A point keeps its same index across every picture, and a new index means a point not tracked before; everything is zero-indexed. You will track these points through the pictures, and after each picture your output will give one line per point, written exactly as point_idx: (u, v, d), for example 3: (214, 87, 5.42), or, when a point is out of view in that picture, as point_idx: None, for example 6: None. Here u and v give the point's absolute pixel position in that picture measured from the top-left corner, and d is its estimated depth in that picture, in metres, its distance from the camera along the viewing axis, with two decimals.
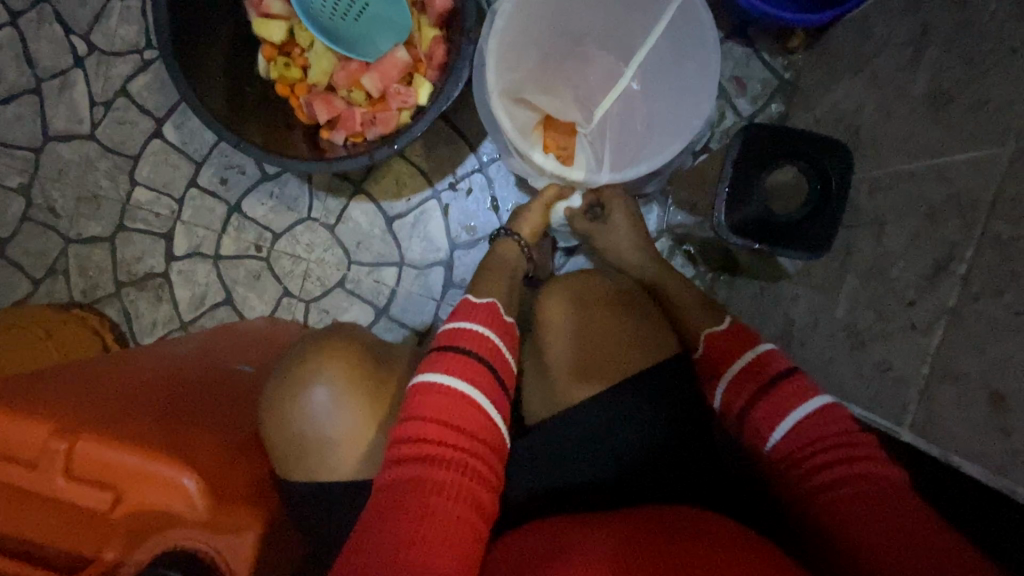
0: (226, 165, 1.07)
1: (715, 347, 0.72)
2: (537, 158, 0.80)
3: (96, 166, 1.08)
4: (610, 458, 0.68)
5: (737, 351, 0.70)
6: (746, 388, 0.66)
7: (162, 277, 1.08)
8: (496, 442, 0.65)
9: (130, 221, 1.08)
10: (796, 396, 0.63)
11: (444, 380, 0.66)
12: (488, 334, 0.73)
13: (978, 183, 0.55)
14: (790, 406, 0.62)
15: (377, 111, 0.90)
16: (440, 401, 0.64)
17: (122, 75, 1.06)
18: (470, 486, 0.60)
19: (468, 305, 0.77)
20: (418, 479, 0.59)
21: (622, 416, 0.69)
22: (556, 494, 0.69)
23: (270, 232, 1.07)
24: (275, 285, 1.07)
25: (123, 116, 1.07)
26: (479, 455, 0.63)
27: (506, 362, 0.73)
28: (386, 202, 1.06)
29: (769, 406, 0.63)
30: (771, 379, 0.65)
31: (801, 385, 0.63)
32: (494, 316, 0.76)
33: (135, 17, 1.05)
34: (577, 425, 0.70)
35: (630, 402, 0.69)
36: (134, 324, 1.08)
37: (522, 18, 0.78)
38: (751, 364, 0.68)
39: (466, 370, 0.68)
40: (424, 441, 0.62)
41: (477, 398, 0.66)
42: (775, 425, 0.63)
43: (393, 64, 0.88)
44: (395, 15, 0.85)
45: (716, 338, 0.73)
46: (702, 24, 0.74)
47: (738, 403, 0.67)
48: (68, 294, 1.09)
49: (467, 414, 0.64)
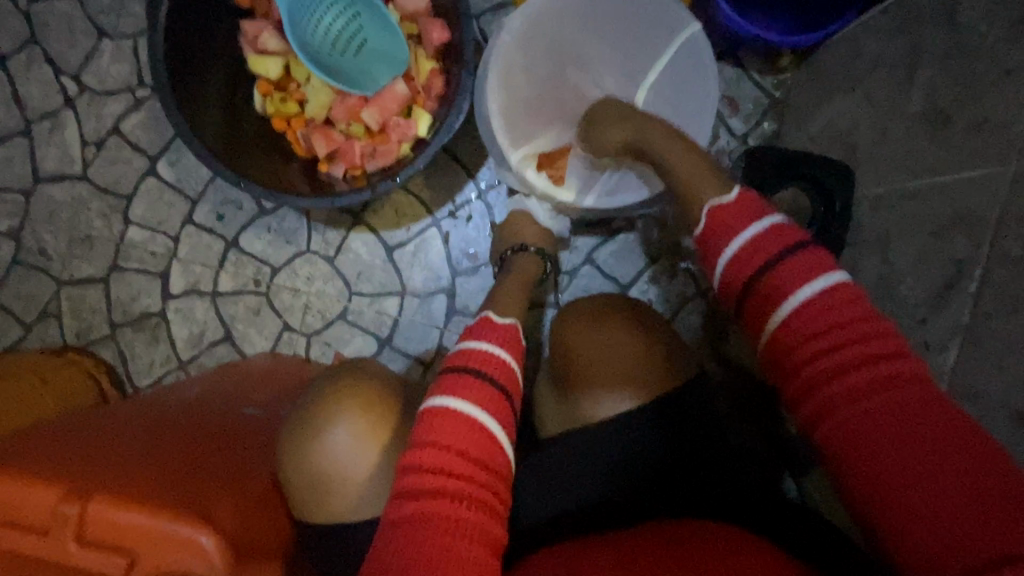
0: (222, 201, 1.06)
1: (717, 224, 0.61)
2: (529, 175, 0.77)
3: (88, 207, 1.06)
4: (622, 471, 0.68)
5: (741, 223, 0.59)
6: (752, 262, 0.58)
7: (158, 316, 1.06)
8: (503, 469, 0.60)
9: (125, 261, 1.06)
10: (805, 279, 0.55)
11: (456, 410, 0.61)
12: (507, 359, 0.67)
13: (981, 200, 0.56)
14: (796, 286, 0.55)
15: (377, 143, 0.90)
16: (451, 428, 0.59)
17: (114, 114, 1.05)
18: (483, 522, 0.55)
19: (489, 323, 0.70)
20: (434, 517, 0.54)
21: (642, 437, 0.68)
22: (572, 518, 0.68)
23: (268, 266, 1.06)
24: (275, 319, 1.06)
25: (116, 155, 1.05)
26: (489, 488, 0.58)
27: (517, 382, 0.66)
28: (386, 232, 1.06)
29: (780, 291, 0.56)
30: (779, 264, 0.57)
31: (809, 263, 0.56)
32: (513, 339, 0.70)
33: (126, 56, 1.04)
34: (588, 439, 0.69)
35: (647, 422, 0.69)
36: (131, 366, 1.06)
37: (529, 36, 0.76)
38: (754, 240, 0.58)
39: (480, 398, 0.62)
40: (434, 473, 0.57)
41: (493, 429, 0.61)
42: (787, 300, 0.55)
43: (393, 97, 0.86)
44: (392, 48, 0.85)
45: (725, 208, 0.61)
46: (702, 59, 0.75)
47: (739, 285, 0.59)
48: (61, 338, 1.06)
49: (478, 443, 0.59)
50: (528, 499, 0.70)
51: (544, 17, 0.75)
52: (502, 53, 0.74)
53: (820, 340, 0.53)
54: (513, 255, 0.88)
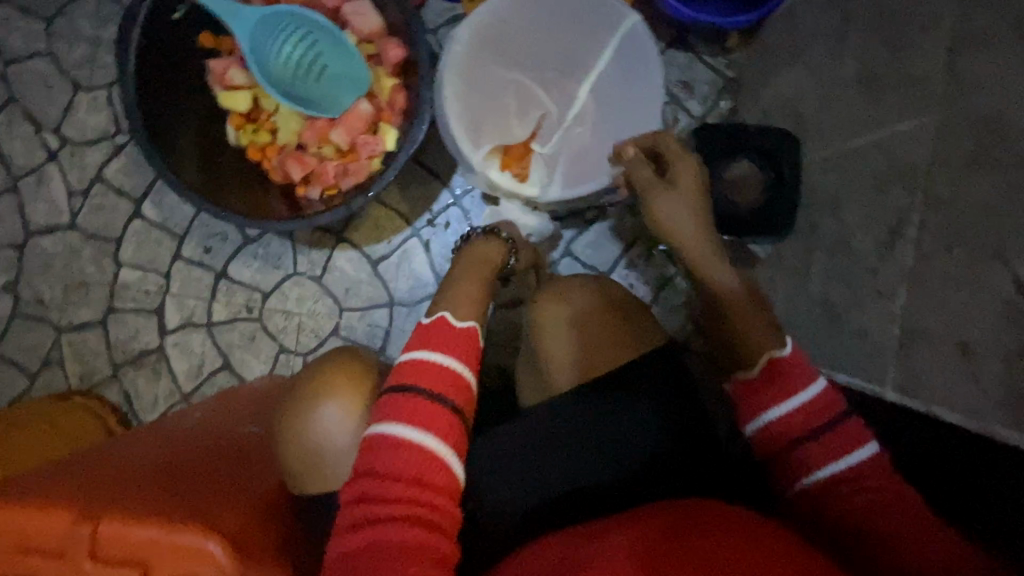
0: (209, 234, 1.09)
1: (770, 378, 0.63)
2: (492, 175, 0.79)
3: (79, 254, 1.09)
4: (600, 450, 0.71)
5: (788, 386, 0.62)
6: (807, 424, 0.61)
7: (157, 352, 1.10)
8: (449, 484, 0.63)
9: (120, 302, 1.10)
10: (843, 445, 0.60)
11: (394, 432, 0.63)
12: (456, 367, 0.69)
13: (913, 151, 0.59)
14: (838, 452, 0.60)
15: (348, 162, 0.93)
16: (390, 456, 0.62)
17: (96, 163, 1.09)
18: (431, 538, 0.58)
19: (442, 328, 0.71)
20: (382, 542, 0.57)
21: (620, 420, 0.72)
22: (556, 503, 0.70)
23: (259, 292, 1.10)
24: (270, 342, 1.09)
25: (101, 202, 1.09)
26: (434, 508, 0.61)
27: (467, 390, 0.69)
28: (369, 247, 1.09)
29: (822, 448, 0.60)
30: (825, 424, 0.60)
31: (848, 432, 0.60)
32: (468, 346, 0.71)
33: (103, 106, 1.08)
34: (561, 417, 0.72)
35: (619, 390, 0.73)
36: (135, 403, 1.09)
37: (479, 44, 0.79)
38: (802, 411, 0.61)
39: (420, 415, 0.64)
40: (378, 500, 0.60)
41: (436, 447, 0.64)
42: (821, 465, 0.60)
43: (357, 116, 0.90)
44: (352, 70, 0.88)
45: (777, 367, 0.63)
46: (645, 44, 0.77)
47: (792, 438, 0.61)
48: (66, 383, 1.09)
49: (418, 466, 0.62)
50: (511, 479, 0.72)
51: (491, 25, 0.78)
52: (454, 63, 0.77)
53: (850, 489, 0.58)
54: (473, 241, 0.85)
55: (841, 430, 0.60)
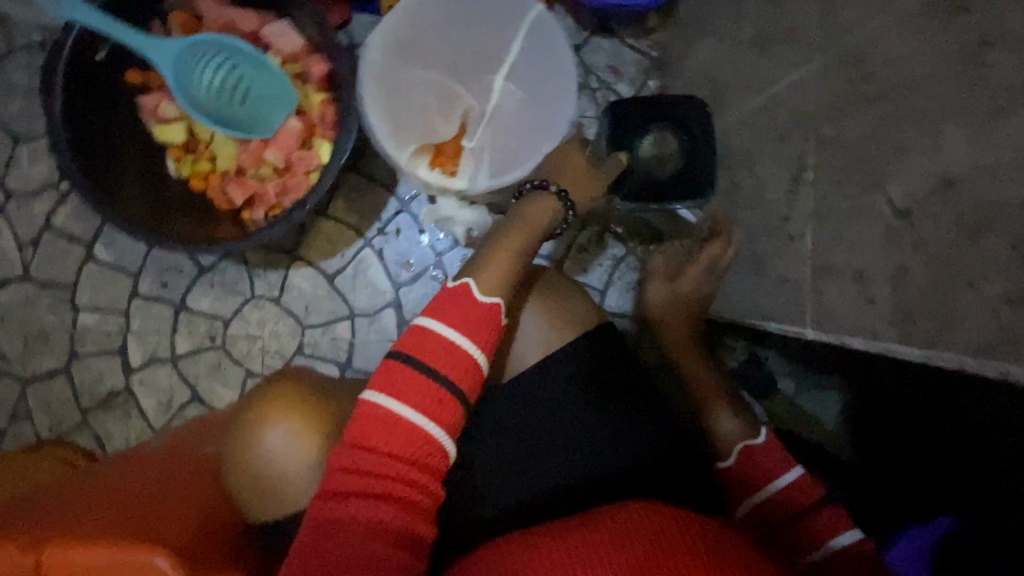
0: (163, 269, 1.10)
1: (752, 470, 0.73)
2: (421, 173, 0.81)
3: (37, 304, 1.10)
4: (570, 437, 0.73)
5: (773, 471, 0.72)
6: (796, 500, 0.70)
7: (125, 392, 1.10)
8: (435, 463, 0.63)
9: (82, 347, 1.10)
10: (832, 524, 0.67)
11: (382, 405, 0.62)
12: (467, 345, 0.65)
13: (803, 99, 0.63)
14: (830, 530, 0.67)
15: (286, 180, 0.96)
16: (378, 430, 0.62)
17: (44, 212, 1.10)
18: (405, 518, 0.59)
19: (469, 304, 0.67)
20: (354, 518, 0.58)
21: (596, 415, 0.74)
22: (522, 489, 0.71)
23: (220, 320, 1.10)
24: (237, 369, 1.10)
25: (53, 249, 1.10)
26: (414, 487, 0.61)
27: (471, 372, 0.65)
28: (324, 262, 1.10)
29: (812, 522, 0.67)
30: (811, 507, 0.69)
31: (834, 515, 0.68)
32: (486, 326, 0.67)
33: (44, 155, 1.09)
34: (532, 400, 0.75)
35: (579, 369, 0.75)
36: (108, 445, 1.09)
37: (393, 50, 0.81)
38: (787, 490, 0.70)
39: (413, 393, 0.63)
40: (359, 474, 0.60)
41: (427, 427, 0.62)
42: (825, 538, 0.66)
43: (290, 135, 0.94)
44: (279, 90, 0.91)
45: (754, 449, 0.75)
46: (551, 31, 0.80)
47: (785, 514, 0.69)
48: (36, 434, 1.09)
49: (405, 442, 0.62)
50: (481, 465, 0.73)
51: (402, 30, 0.81)
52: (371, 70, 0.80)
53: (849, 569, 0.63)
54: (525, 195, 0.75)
55: (829, 512, 0.68)
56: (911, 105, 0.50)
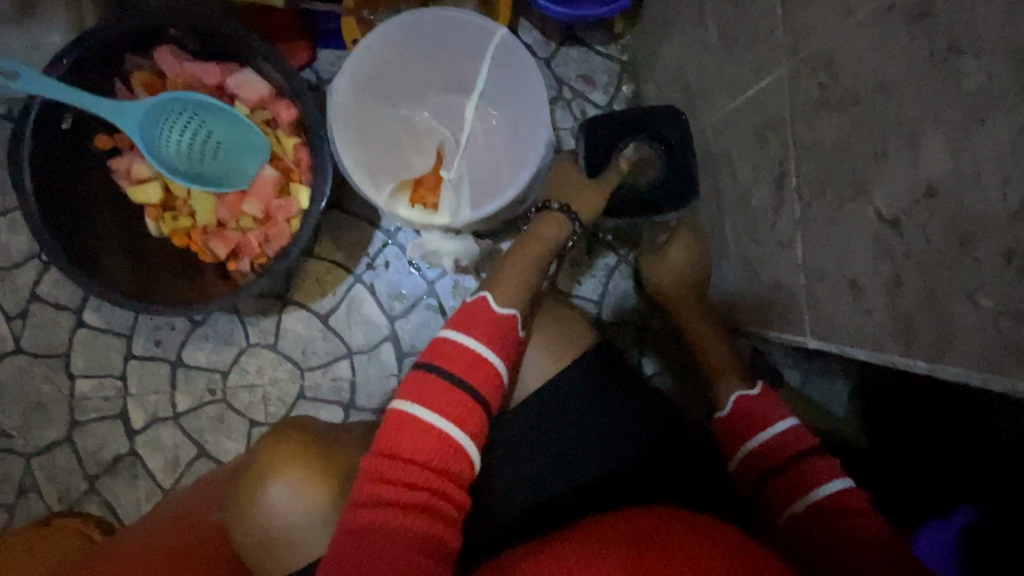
0: (155, 328, 1.09)
1: (742, 416, 0.76)
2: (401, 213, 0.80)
3: (31, 376, 1.09)
4: (585, 449, 0.73)
5: (762, 420, 0.75)
6: (784, 447, 0.72)
7: (130, 455, 1.09)
8: (461, 471, 0.64)
9: (82, 415, 1.09)
10: (820, 473, 0.69)
11: (413, 413, 0.64)
12: (485, 351, 0.68)
13: (778, 104, 0.63)
14: (818, 479, 0.68)
15: (267, 229, 0.95)
16: (406, 437, 0.63)
17: (28, 283, 1.08)
18: (430, 528, 0.59)
19: (486, 310, 0.71)
20: (379, 528, 0.58)
21: (605, 412, 0.75)
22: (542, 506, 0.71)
23: (218, 372, 1.09)
24: (240, 420, 1.09)
25: (42, 319, 1.09)
26: (440, 494, 0.62)
27: (493, 376, 0.68)
28: (316, 303, 1.09)
29: (798, 471, 0.69)
30: (798, 454, 0.71)
31: (822, 463, 0.69)
32: (500, 333, 0.70)
33: (22, 226, 1.08)
34: (544, 417, 0.74)
35: (580, 378, 0.76)
36: (119, 510, 1.08)
37: (359, 90, 0.80)
38: (776, 438, 0.73)
39: (438, 399, 0.65)
40: (386, 483, 0.61)
41: (453, 433, 0.64)
42: (811, 484, 0.68)
43: (265, 183, 0.92)
44: (249, 139, 0.91)
45: (746, 400, 0.77)
46: (517, 53, 0.79)
47: (773, 459, 0.72)
48: (45, 508, 1.08)
49: (432, 449, 0.63)
50: (499, 490, 0.72)
51: (366, 69, 0.79)
52: (339, 114, 0.78)
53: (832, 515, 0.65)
54: (540, 212, 0.80)
55: (816, 461, 0.69)
56: (885, 110, 0.49)
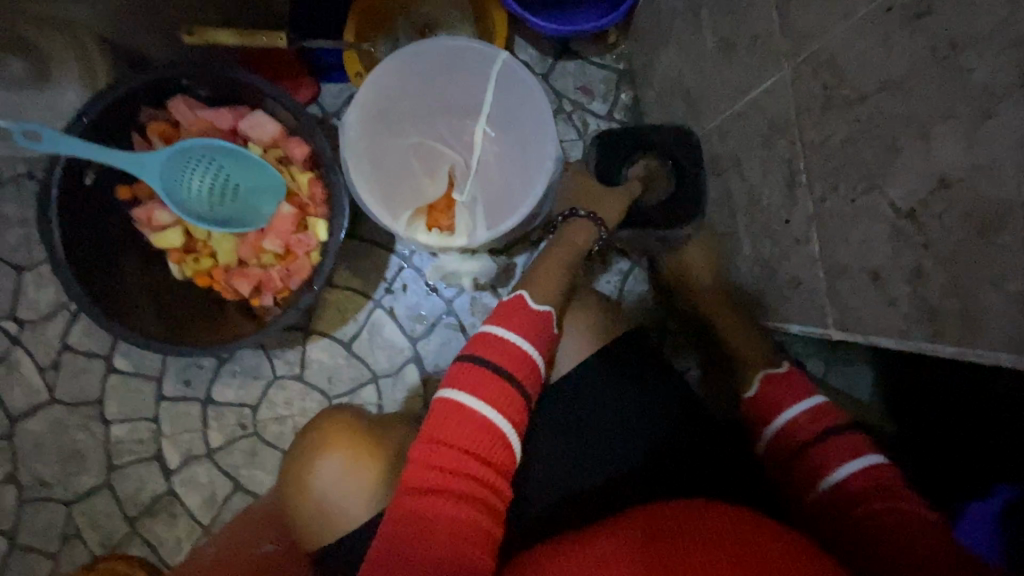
0: (184, 368, 1.12)
1: (765, 397, 0.75)
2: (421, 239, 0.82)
3: (68, 424, 1.11)
4: (613, 436, 0.75)
5: (785, 400, 0.73)
6: (808, 425, 0.70)
7: (168, 495, 1.11)
8: (502, 459, 0.64)
9: (119, 458, 1.11)
10: (847, 452, 0.67)
11: (456, 400, 0.65)
12: (523, 346, 0.70)
13: (783, 106, 0.65)
14: (844, 458, 0.67)
15: (289, 264, 0.98)
16: (448, 424, 0.64)
17: (59, 334, 1.11)
18: (470, 516, 0.60)
19: (521, 306, 0.73)
20: (422, 515, 0.60)
21: (632, 409, 0.76)
22: (576, 494, 0.73)
23: (247, 406, 1.11)
24: (272, 452, 1.11)
25: (75, 368, 1.11)
26: (482, 482, 0.62)
27: (532, 373, 0.69)
28: (338, 331, 1.11)
29: (825, 450, 0.68)
30: (823, 433, 0.69)
31: (848, 442, 0.67)
32: (536, 327, 0.72)
33: (50, 279, 1.11)
34: (568, 412, 0.76)
35: (606, 373, 0.77)
36: (161, 551, 1.10)
37: (371, 123, 0.82)
38: (799, 418, 0.71)
39: (482, 389, 0.66)
40: (429, 470, 0.62)
41: (497, 422, 0.65)
42: (837, 464, 0.66)
43: (283, 220, 0.95)
44: (264, 179, 0.93)
45: (770, 380, 0.76)
46: (520, 75, 0.81)
47: (797, 439, 0.70)
48: (89, 553, 1.09)
49: (475, 438, 0.64)
50: (531, 487, 0.74)
51: (376, 102, 0.82)
52: (354, 148, 0.80)
53: (860, 495, 0.63)
54: (565, 221, 0.84)
55: (841, 440, 0.68)
56: (891, 107, 0.51)
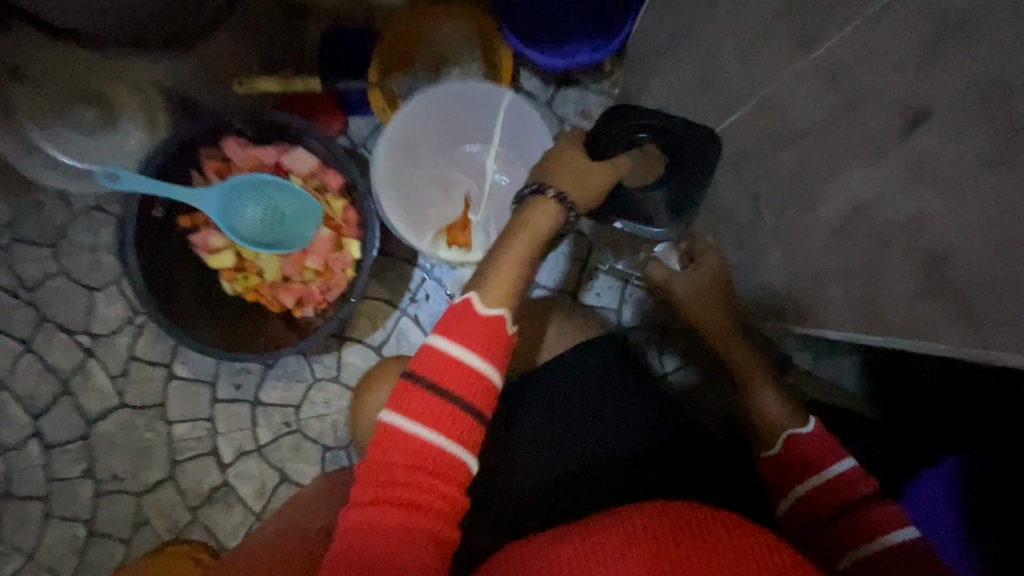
0: (235, 373, 1.26)
1: (800, 456, 0.79)
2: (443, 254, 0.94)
3: (136, 424, 1.26)
4: (590, 422, 0.88)
5: (822, 463, 0.77)
6: (848, 491, 0.75)
7: (224, 486, 1.25)
8: (454, 473, 0.68)
9: (181, 454, 1.26)
10: (887, 520, 0.71)
11: (395, 423, 0.68)
12: (470, 360, 0.68)
13: (749, 135, 0.76)
14: (886, 526, 0.71)
15: (327, 279, 1.11)
16: (400, 442, 0.67)
17: (127, 345, 1.26)
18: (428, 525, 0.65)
19: (468, 313, 0.70)
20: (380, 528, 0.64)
21: (606, 403, 0.89)
22: (563, 479, 0.86)
23: (291, 406, 1.25)
24: (314, 446, 1.25)
25: (142, 374, 1.26)
26: (436, 496, 0.66)
27: (483, 383, 0.69)
28: (369, 337, 1.24)
29: (865, 518, 0.72)
30: (860, 500, 0.74)
31: (888, 510, 0.72)
32: (484, 338, 0.70)
33: (118, 297, 1.27)
34: (545, 405, 0.90)
35: (578, 373, 0.91)
36: (219, 535, 1.24)
37: (397, 156, 0.95)
38: (836, 480, 0.76)
39: (429, 412, 0.67)
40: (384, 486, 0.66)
41: (445, 444, 0.67)
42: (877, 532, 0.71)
43: (323, 241, 1.09)
44: (305, 206, 1.07)
45: (805, 439, 0.80)
46: (524, 111, 0.95)
47: (834, 503, 0.75)
48: (157, 538, 1.24)
49: (426, 454, 0.67)
50: (518, 474, 0.87)
51: (401, 138, 0.95)
52: (384, 179, 0.94)
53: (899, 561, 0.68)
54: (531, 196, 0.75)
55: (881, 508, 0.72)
56: (829, 141, 0.63)
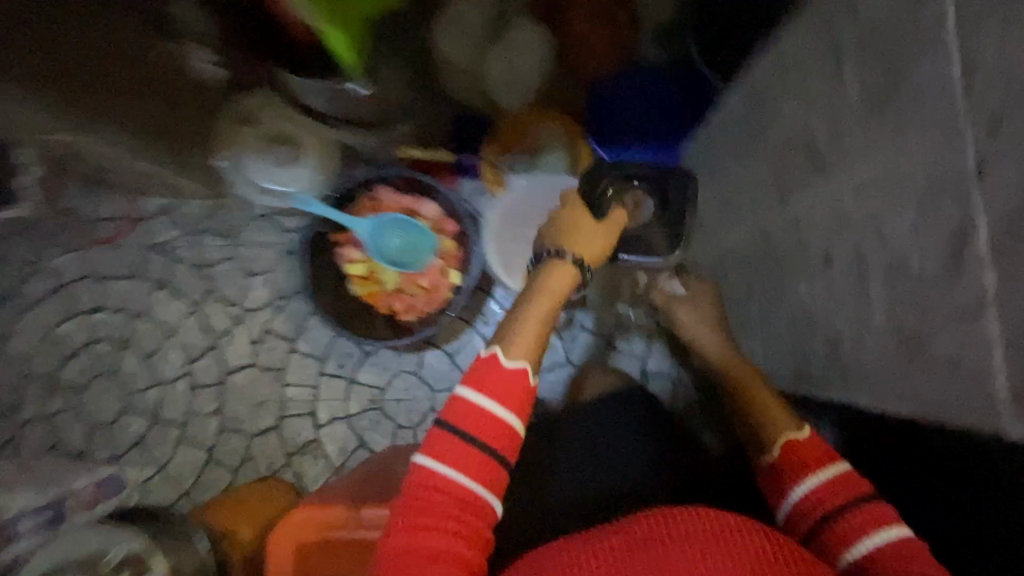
0: (341, 355, 1.64)
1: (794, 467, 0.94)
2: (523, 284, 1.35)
3: (260, 381, 1.64)
4: (603, 461, 1.16)
5: (814, 467, 0.93)
6: (839, 494, 0.88)
7: (315, 441, 1.60)
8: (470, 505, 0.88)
9: (288, 410, 1.62)
10: (875, 521, 0.85)
11: (423, 463, 0.90)
12: (487, 407, 0.91)
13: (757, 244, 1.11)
14: (873, 524, 0.84)
15: (430, 296, 1.50)
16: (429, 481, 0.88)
17: (267, 319, 1.66)
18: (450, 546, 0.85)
19: (489, 370, 0.95)
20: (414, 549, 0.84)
21: (619, 441, 1.18)
22: (585, 500, 1.13)
23: (378, 388, 1.61)
24: (389, 422, 1.60)
25: (273, 343, 1.65)
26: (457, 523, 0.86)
27: (501, 423, 0.91)
28: (448, 344, 1.61)
29: (856, 519, 0.85)
30: (849, 501, 0.87)
31: (877, 511, 0.85)
32: (500, 390, 0.93)
33: (268, 282, 1.68)
34: (575, 440, 1.19)
35: (603, 419, 1.21)
36: (304, 480, 1.58)
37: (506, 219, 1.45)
38: (829, 486, 0.90)
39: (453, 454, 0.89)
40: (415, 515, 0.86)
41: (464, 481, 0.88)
42: (865, 532, 0.84)
43: (433, 268, 1.48)
44: (425, 241, 1.47)
45: (799, 446, 0.96)
46: None
47: (824, 508, 0.89)
48: (258, 472, 1.60)
49: (449, 490, 0.88)
50: (553, 489, 1.15)
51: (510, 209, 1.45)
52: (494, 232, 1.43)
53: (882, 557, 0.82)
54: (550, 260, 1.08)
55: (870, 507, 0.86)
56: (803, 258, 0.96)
